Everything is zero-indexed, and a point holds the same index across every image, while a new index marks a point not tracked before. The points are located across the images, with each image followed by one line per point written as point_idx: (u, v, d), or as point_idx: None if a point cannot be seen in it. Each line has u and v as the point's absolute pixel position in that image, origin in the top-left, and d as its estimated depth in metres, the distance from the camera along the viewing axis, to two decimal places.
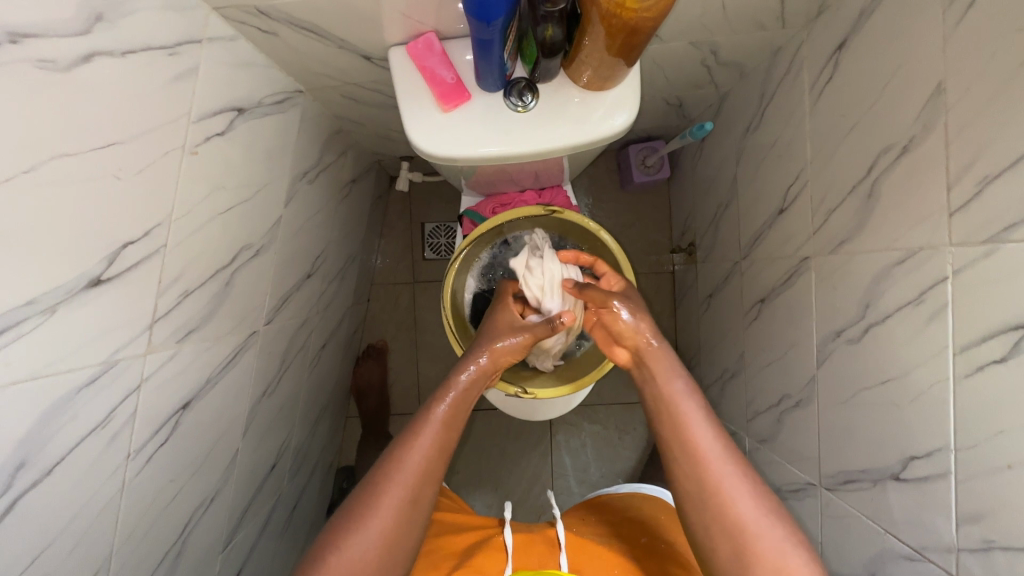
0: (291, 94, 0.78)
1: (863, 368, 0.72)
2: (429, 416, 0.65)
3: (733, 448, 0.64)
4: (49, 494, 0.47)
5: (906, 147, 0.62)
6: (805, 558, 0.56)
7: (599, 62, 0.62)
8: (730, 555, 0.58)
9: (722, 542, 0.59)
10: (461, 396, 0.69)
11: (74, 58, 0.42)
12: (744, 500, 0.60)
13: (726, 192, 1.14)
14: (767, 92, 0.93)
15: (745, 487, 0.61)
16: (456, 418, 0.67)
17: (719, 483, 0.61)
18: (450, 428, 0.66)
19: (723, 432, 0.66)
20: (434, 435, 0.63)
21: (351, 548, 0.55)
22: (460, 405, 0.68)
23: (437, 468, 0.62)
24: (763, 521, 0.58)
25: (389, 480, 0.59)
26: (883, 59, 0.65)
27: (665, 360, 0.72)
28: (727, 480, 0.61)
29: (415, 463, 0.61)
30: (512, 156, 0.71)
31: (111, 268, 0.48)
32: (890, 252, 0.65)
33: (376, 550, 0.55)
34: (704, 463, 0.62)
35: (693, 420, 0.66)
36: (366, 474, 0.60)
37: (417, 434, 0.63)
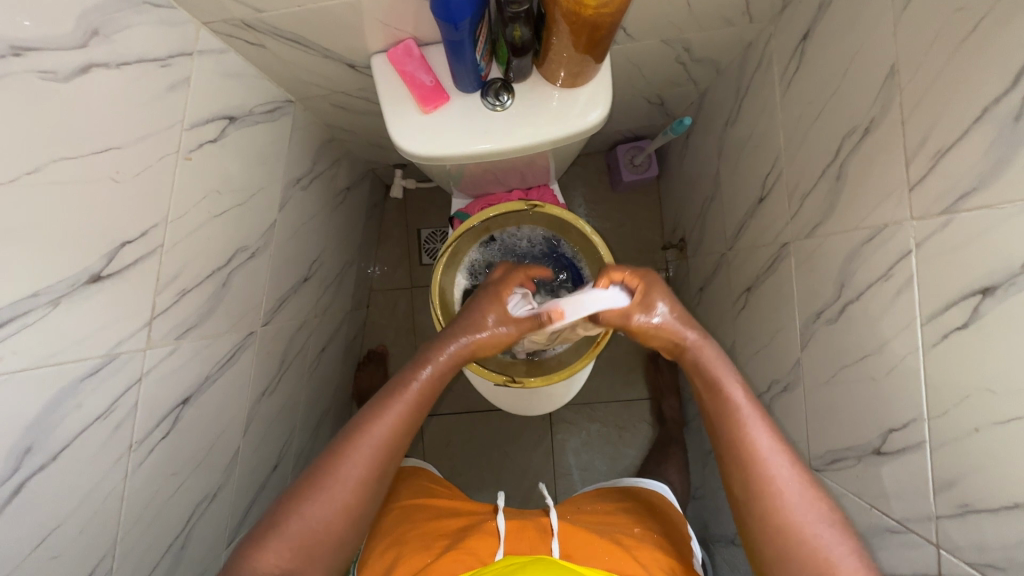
0: (281, 104, 0.82)
1: (841, 347, 0.73)
2: (400, 391, 0.66)
3: (786, 444, 0.64)
4: (56, 478, 0.50)
5: (867, 128, 0.65)
6: (848, 546, 0.57)
7: (568, 61, 0.66)
8: (775, 542, 0.59)
9: (767, 535, 0.60)
10: (435, 373, 0.69)
11: (73, 69, 0.46)
12: (794, 494, 0.60)
13: (710, 186, 1.16)
14: (742, 86, 0.96)
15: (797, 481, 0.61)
16: (426, 394, 0.68)
17: (771, 475, 0.61)
18: (417, 403, 0.67)
19: (774, 428, 0.66)
20: (403, 412, 0.65)
21: (309, 516, 0.57)
22: (432, 382, 0.69)
23: (401, 443, 0.65)
24: (811, 510, 0.59)
25: (354, 452, 0.61)
26: (842, 47, 0.68)
27: (718, 358, 0.71)
28: (777, 472, 0.62)
29: (379, 439, 0.62)
30: (491, 153, 0.74)
31: (110, 265, 0.52)
32: (860, 231, 0.67)
33: (334, 519, 0.58)
34: (758, 456, 0.63)
35: (749, 417, 0.66)
36: (331, 444, 0.62)
37: (389, 410, 0.64)
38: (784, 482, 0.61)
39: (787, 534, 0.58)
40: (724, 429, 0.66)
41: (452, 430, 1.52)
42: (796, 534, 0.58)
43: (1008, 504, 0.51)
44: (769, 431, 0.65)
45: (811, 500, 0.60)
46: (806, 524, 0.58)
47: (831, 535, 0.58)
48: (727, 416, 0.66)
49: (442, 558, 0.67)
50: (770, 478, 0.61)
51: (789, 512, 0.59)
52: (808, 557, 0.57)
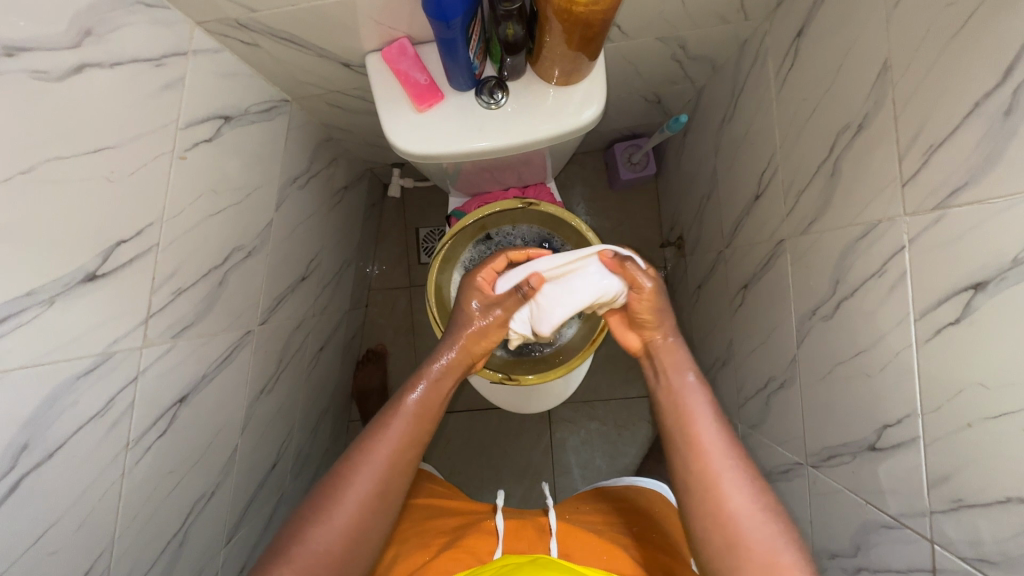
0: (277, 104, 0.82)
1: (837, 343, 0.73)
2: (398, 410, 0.68)
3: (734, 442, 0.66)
4: (52, 476, 0.50)
5: (861, 124, 0.65)
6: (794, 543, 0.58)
7: (562, 59, 0.66)
8: (722, 540, 0.59)
9: (716, 533, 0.60)
10: (432, 389, 0.72)
11: (67, 69, 0.46)
12: (739, 495, 0.61)
13: (707, 183, 1.16)
14: (738, 83, 0.96)
15: (741, 478, 0.62)
16: (427, 410, 0.70)
17: (716, 473, 0.63)
18: (419, 419, 0.69)
19: (727, 428, 0.67)
20: (404, 427, 0.67)
21: (315, 539, 0.58)
22: (431, 398, 0.71)
23: (407, 459, 0.66)
24: (757, 506, 0.60)
25: (357, 468, 0.63)
26: (836, 43, 0.68)
27: (678, 355, 0.74)
28: (722, 470, 0.63)
29: (383, 455, 0.65)
30: (485, 152, 0.74)
31: (105, 264, 0.52)
32: (854, 227, 0.67)
33: (340, 540, 0.59)
34: (705, 453, 0.64)
35: (699, 414, 0.68)
36: (338, 464, 0.64)
37: (390, 426, 0.67)
38: (731, 483, 0.62)
39: (733, 533, 0.59)
40: (676, 429, 0.68)
41: (451, 429, 1.53)
42: (741, 531, 0.59)
43: (1000, 498, 0.51)
44: (718, 428, 0.67)
45: (760, 497, 0.61)
46: (752, 520, 0.59)
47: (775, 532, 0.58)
48: (678, 415, 0.69)
49: (439, 556, 0.67)
50: (714, 474, 0.63)
51: (733, 509, 0.60)
52: (750, 559, 0.57)
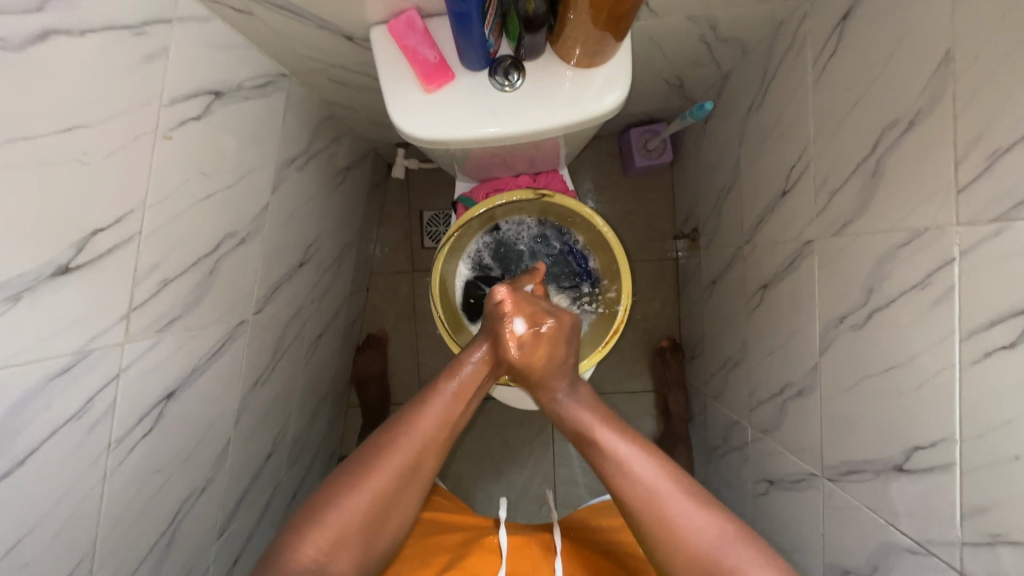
0: (274, 78, 0.76)
1: (867, 355, 0.69)
2: (438, 392, 0.70)
3: (674, 473, 0.66)
4: (24, 484, 0.46)
5: (913, 121, 0.59)
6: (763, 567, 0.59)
7: (586, 38, 0.60)
8: (683, 572, 0.61)
9: None
10: (475, 371, 0.73)
11: (29, 36, 0.40)
12: (733, 551, 0.60)
13: (728, 175, 1.10)
14: (770, 69, 0.89)
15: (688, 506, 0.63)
16: (468, 390, 0.72)
17: (687, 539, 0.61)
18: (460, 397, 0.70)
19: (665, 461, 0.67)
20: (443, 408, 0.68)
21: (344, 510, 0.60)
22: (473, 378, 0.72)
23: (441, 438, 0.68)
24: (713, 544, 0.60)
25: (395, 440, 0.65)
26: (891, 28, 0.61)
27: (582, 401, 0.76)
28: (671, 505, 0.63)
29: (419, 433, 0.66)
30: (497, 138, 0.69)
31: (80, 256, 0.47)
32: (895, 233, 0.62)
33: (365, 513, 0.60)
34: (658, 509, 0.63)
35: (626, 454, 0.67)
36: (376, 433, 0.66)
37: (431, 405, 0.68)
38: (714, 544, 0.60)
39: (697, 570, 0.60)
40: (605, 470, 0.68)
41: None
42: (700, 563, 0.60)
43: None
44: (688, 506, 0.63)
45: (713, 524, 0.61)
46: (712, 562, 0.59)
47: (749, 574, 0.58)
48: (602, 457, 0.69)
49: None
50: (659, 513, 0.63)
51: (683, 543, 0.61)
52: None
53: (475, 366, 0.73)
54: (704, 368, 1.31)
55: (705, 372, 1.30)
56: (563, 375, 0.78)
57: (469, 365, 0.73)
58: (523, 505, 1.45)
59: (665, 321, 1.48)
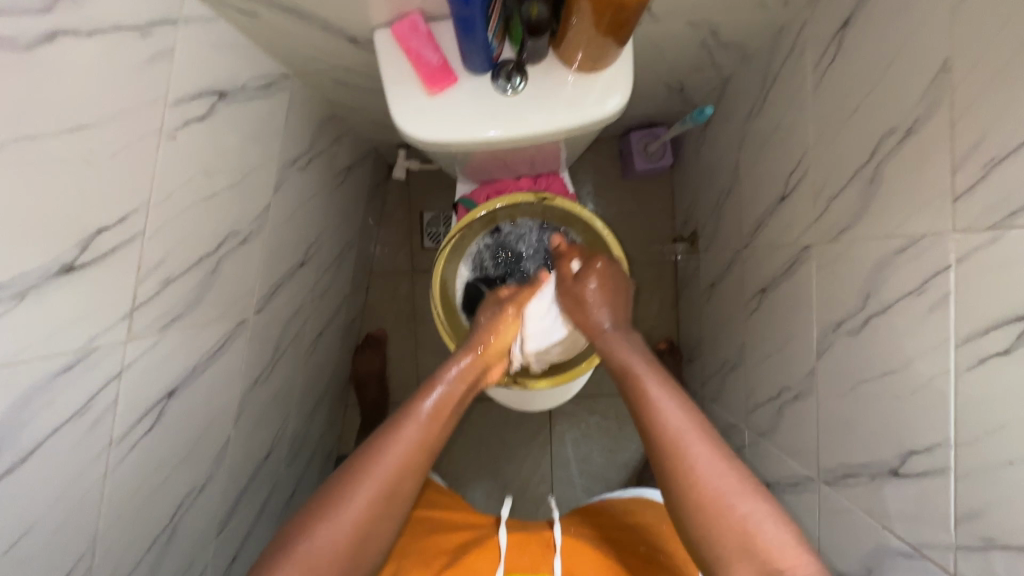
0: (278, 79, 0.76)
1: (863, 360, 0.69)
2: (413, 414, 0.65)
3: (699, 418, 0.64)
4: (26, 480, 0.47)
5: (911, 128, 0.59)
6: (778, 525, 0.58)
7: (588, 43, 0.61)
8: (699, 518, 0.59)
9: (728, 543, 0.58)
10: (447, 393, 0.69)
11: (37, 37, 0.41)
12: (747, 502, 0.59)
13: (728, 179, 1.11)
14: (770, 75, 0.90)
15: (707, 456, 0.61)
16: (443, 410, 0.67)
17: (702, 473, 0.60)
18: (437, 418, 0.66)
19: (690, 409, 0.65)
20: (416, 432, 0.63)
21: (318, 537, 0.56)
22: (444, 401, 0.68)
23: (418, 461, 0.63)
24: (731, 490, 0.59)
25: (374, 461, 0.60)
26: (890, 37, 0.62)
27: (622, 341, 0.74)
28: (691, 451, 0.61)
29: (397, 454, 0.61)
30: (499, 141, 0.69)
31: (85, 254, 0.48)
32: (892, 239, 0.63)
33: (343, 544, 0.57)
34: (680, 445, 0.62)
35: (657, 392, 0.66)
36: (351, 456, 0.62)
37: (403, 428, 0.63)
38: (726, 487, 0.59)
39: (716, 513, 0.59)
40: (636, 408, 0.67)
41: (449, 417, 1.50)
42: (715, 511, 0.59)
43: None
44: (706, 441, 0.62)
45: (733, 476, 0.60)
46: (729, 506, 0.59)
47: (761, 524, 0.58)
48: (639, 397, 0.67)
49: None
50: (682, 453, 0.61)
51: (704, 490, 0.59)
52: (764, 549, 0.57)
53: (447, 388, 0.69)
54: (702, 370, 1.32)
55: (703, 375, 1.31)
56: (612, 311, 0.77)
57: (439, 388, 0.69)
58: (520, 506, 1.46)
59: (663, 324, 1.49)
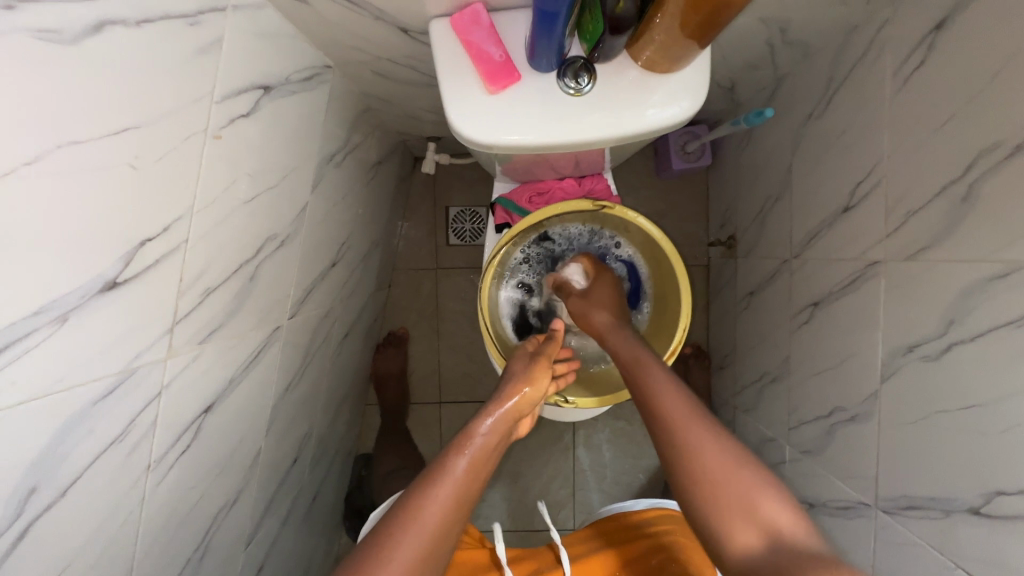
0: (320, 71, 0.71)
1: (941, 389, 0.65)
2: (450, 470, 0.60)
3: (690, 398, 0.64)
4: (67, 514, 0.43)
5: (1019, 146, 0.55)
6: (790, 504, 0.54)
7: (670, 43, 0.55)
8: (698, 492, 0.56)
9: (726, 512, 0.54)
10: (482, 448, 0.64)
11: (84, 28, 0.36)
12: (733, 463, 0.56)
13: (776, 184, 1.06)
14: (836, 77, 0.84)
15: (705, 429, 0.60)
16: (477, 468, 0.62)
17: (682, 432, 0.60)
18: (478, 459, 0.63)
19: (690, 397, 0.64)
20: (452, 489, 0.59)
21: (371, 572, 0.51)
22: (479, 458, 0.63)
23: (454, 523, 0.57)
24: (737, 466, 0.56)
25: (416, 503, 0.57)
26: (1000, 42, 0.56)
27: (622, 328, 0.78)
28: (691, 430, 0.59)
29: (433, 515, 0.56)
30: (561, 145, 0.65)
31: (128, 269, 0.43)
32: (988, 264, 0.59)
33: None
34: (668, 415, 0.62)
35: (659, 380, 0.67)
36: (394, 506, 0.57)
37: (440, 482, 0.59)
38: (706, 444, 0.58)
39: (701, 471, 0.56)
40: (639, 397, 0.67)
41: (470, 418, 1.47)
42: (718, 485, 0.55)
43: None
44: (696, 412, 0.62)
45: (732, 452, 0.57)
46: (722, 466, 0.56)
47: (772, 494, 0.54)
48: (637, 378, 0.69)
49: None
50: (670, 422, 0.61)
51: (695, 453, 0.58)
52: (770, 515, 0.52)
53: (482, 442, 0.65)
54: (734, 379, 1.28)
55: (736, 384, 1.27)
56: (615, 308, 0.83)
57: (474, 443, 0.64)
58: (541, 509, 1.44)
59: (693, 328, 1.45)
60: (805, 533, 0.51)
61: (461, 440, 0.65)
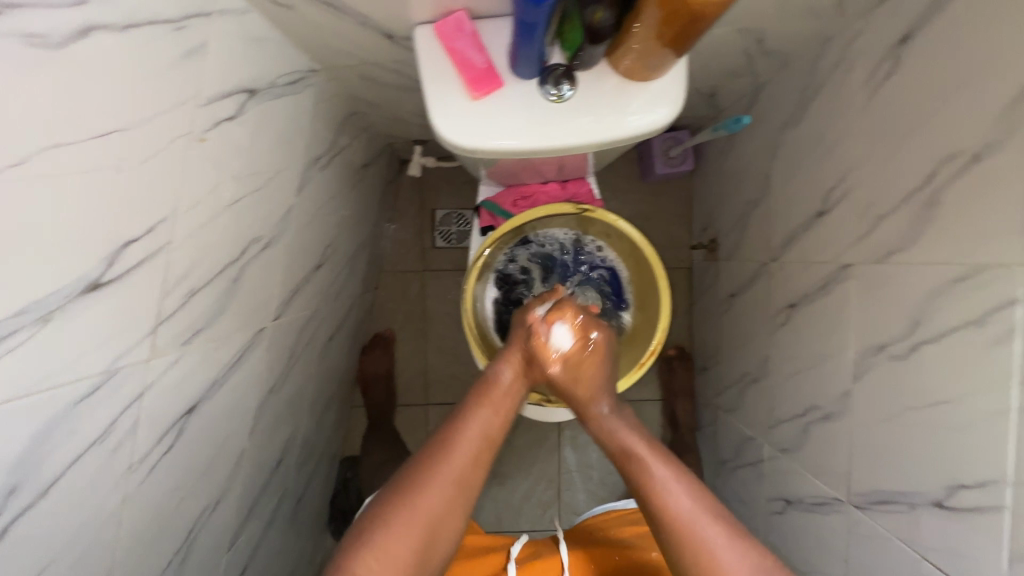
0: (306, 74, 0.71)
1: (909, 388, 0.68)
2: (454, 462, 0.63)
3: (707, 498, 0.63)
4: (48, 515, 0.43)
5: (979, 155, 0.57)
6: None
7: (648, 52, 0.57)
8: None
9: None
10: (484, 443, 0.66)
11: (71, 33, 0.36)
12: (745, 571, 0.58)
13: (756, 188, 1.08)
14: (811, 86, 0.87)
15: (722, 538, 0.60)
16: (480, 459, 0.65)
17: (700, 538, 0.60)
18: (502, 410, 0.70)
19: (699, 489, 0.64)
20: (454, 477, 0.62)
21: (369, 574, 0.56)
22: (482, 450, 0.66)
23: (453, 504, 0.62)
24: (752, 573, 0.58)
25: (451, 448, 0.64)
26: (961, 56, 0.59)
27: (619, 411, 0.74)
28: (706, 534, 0.60)
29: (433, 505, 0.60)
30: (543, 150, 0.66)
31: (111, 270, 0.43)
32: (950, 267, 0.61)
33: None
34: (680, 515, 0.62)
35: (665, 476, 0.64)
36: (398, 499, 0.60)
37: (446, 472, 0.62)
38: (722, 554, 0.59)
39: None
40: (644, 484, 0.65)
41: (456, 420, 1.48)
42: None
43: None
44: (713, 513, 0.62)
45: (745, 559, 0.59)
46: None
47: None
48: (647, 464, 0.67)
49: None
50: (687, 525, 0.61)
51: (709, 560, 0.59)
52: None
53: (485, 434, 0.67)
54: (716, 380, 1.30)
55: (718, 385, 1.29)
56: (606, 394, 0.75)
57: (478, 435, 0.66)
58: (527, 509, 1.45)
59: (676, 330, 1.47)
60: None
61: (466, 429, 0.66)
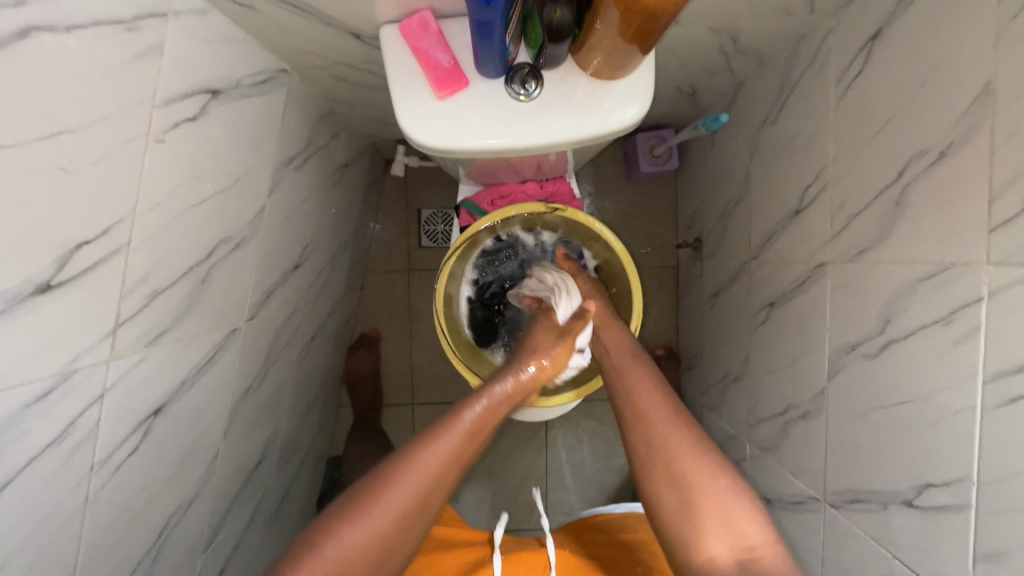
0: (275, 75, 0.71)
1: (880, 386, 0.68)
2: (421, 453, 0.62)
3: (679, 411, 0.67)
4: (2, 517, 0.43)
5: (943, 152, 0.57)
6: (767, 528, 0.57)
7: (611, 50, 0.57)
8: (677, 498, 0.59)
9: (700, 515, 0.58)
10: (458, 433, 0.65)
11: (11, 34, 0.36)
12: (717, 478, 0.60)
13: (737, 187, 1.08)
14: (787, 84, 0.87)
15: (689, 444, 0.63)
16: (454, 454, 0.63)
17: (668, 440, 0.63)
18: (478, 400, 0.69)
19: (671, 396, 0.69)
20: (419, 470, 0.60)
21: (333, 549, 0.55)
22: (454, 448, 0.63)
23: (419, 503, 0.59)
24: (718, 475, 0.60)
25: (417, 445, 0.62)
26: (925, 53, 0.59)
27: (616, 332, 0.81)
28: (671, 434, 0.64)
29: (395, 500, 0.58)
30: (511, 150, 0.66)
31: (62, 272, 0.43)
32: (918, 265, 0.61)
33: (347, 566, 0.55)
34: (654, 427, 0.65)
35: (643, 389, 0.69)
36: (360, 493, 0.59)
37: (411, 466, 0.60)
38: (693, 460, 0.61)
39: (683, 482, 0.60)
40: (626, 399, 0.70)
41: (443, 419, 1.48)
42: (700, 498, 0.58)
43: None
44: (685, 427, 0.65)
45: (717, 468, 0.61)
46: (711, 477, 0.60)
47: (746, 511, 0.58)
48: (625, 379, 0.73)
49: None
50: (655, 430, 0.65)
51: (680, 457, 0.61)
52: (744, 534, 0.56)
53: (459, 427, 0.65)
54: (701, 379, 1.30)
55: (703, 384, 1.29)
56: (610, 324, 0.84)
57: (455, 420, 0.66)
58: (514, 509, 1.45)
59: (663, 329, 1.47)
60: (773, 553, 0.55)
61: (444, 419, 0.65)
